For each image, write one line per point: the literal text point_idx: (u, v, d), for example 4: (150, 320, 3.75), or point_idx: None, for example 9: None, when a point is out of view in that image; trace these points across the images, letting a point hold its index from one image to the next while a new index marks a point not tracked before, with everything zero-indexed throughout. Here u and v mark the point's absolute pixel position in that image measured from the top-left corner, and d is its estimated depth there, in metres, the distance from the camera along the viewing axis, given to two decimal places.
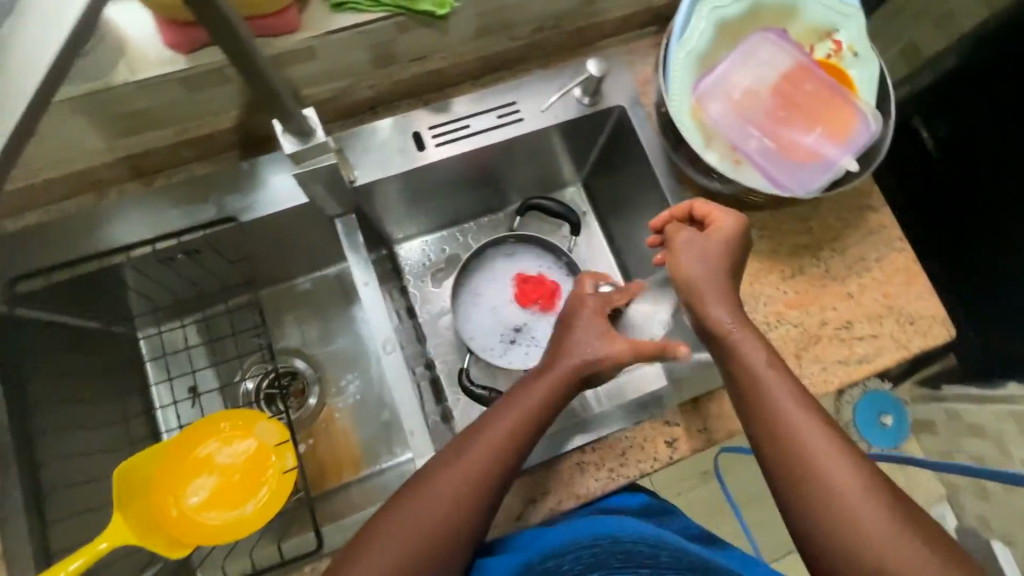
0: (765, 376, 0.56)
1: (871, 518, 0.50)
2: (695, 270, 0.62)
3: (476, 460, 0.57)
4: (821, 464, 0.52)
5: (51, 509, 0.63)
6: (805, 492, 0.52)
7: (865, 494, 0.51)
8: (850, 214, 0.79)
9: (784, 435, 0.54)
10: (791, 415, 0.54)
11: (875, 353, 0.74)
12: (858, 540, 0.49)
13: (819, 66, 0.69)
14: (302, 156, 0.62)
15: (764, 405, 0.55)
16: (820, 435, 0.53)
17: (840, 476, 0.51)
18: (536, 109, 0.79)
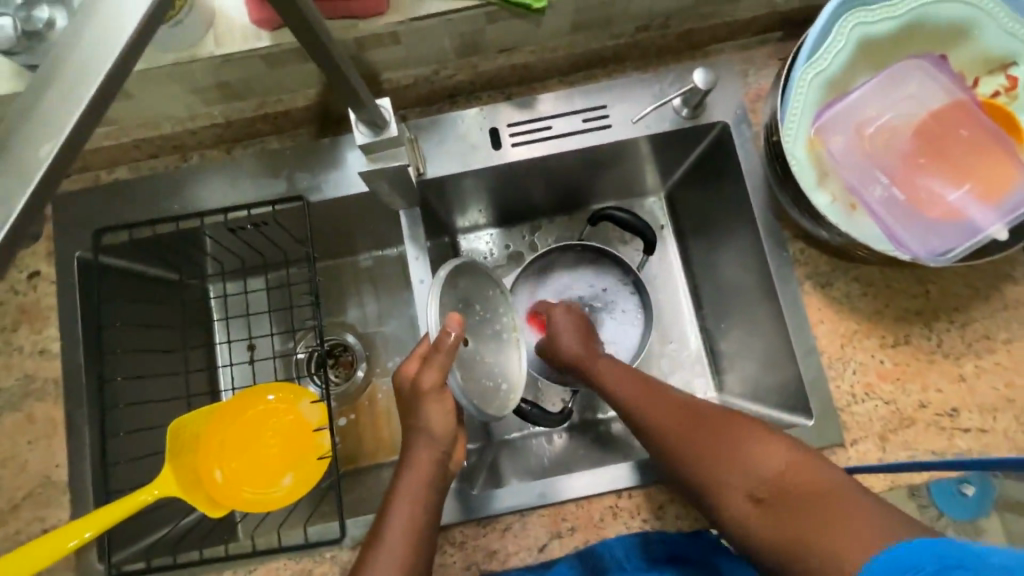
0: (630, 391, 0.64)
1: (758, 465, 0.53)
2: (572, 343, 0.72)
3: (403, 535, 0.54)
4: (695, 442, 0.57)
5: (115, 450, 0.68)
6: (695, 475, 0.56)
7: (743, 448, 0.54)
8: (983, 282, 0.67)
9: (656, 437, 0.59)
10: (653, 416, 0.61)
11: (981, 451, 0.64)
12: (766, 492, 0.51)
13: (982, 108, 0.58)
14: (373, 148, 0.60)
15: (637, 420, 0.62)
16: (673, 409, 0.60)
17: (707, 444, 0.56)
18: (626, 117, 0.71)
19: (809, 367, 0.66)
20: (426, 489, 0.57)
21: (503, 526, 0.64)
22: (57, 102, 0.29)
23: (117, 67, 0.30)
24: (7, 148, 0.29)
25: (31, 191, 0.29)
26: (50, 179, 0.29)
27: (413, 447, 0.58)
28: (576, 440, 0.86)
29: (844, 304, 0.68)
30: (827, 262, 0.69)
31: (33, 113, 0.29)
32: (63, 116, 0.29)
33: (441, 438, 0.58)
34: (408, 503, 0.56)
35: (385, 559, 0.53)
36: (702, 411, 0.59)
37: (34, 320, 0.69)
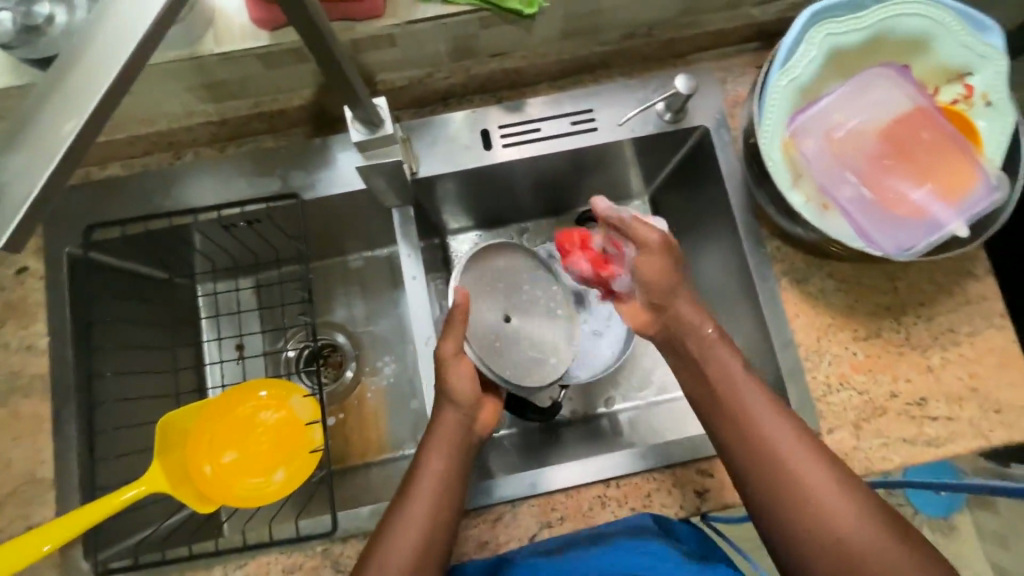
0: (749, 397, 0.57)
1: (859, 531, 0.50)
2: (671, 288, 0.64)
3: (427, 499, 0.57)
4: (812, 482, 0.52)
5: (102, 446, 0.68)
6: (792, 512, 0.52)
7: (851, 508, 0.51)
8: (946, 278, 0.71)
9: (769, 458, 0.54)
10: (774, 433, 0.55)
11: (947, 438, 0.67)
12: (856, 560, 0.49)
13: (943, 113, 0.62)
14: (368, 146, 0.62)
15: (752, 428, 0.56)
16: (809, 454, 0.54)
17: (821, 489, 0.52)
18: (613, 121, 0.74)
19: (787, 359, 0.69)
20: (448, 458, 0.60)
21: (494, 516, 0.66)
22: (80, 81, 0.29)
23: (139, 49, 0.29)
24: (32, 126, 0.29)
25: (53, 169, 0.28)
26: (71, 159, 0.29)
27: (438, 414, 0.62)
28: (563, 437, 0.88)
29: (819, 299, 0.71)
30: (803, 259, 0.72)
31: (58, 92, 0.29)
32: (85, 96, 0.29)
33: (464, 405, 0.62)
34: (432, 470, 0.59)
35: (408, 522, 0.56)
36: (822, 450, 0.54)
37: (21, 316, 0.69)
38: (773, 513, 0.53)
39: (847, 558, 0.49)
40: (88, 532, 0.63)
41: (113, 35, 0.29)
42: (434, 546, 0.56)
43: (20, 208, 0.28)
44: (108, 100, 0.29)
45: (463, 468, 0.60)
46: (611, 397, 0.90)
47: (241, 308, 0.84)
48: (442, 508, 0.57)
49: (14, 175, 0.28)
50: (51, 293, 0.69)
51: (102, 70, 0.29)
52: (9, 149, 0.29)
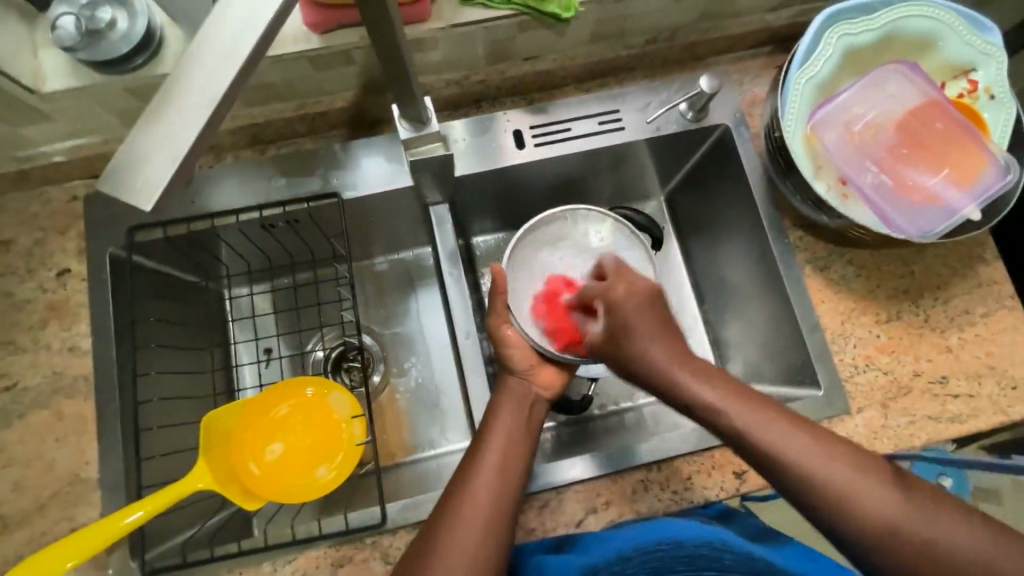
0: (747, 415, 0.54)
1: (908, 520, 0.47)
2: (638, 342, 0.60)
3: (499, 444, 0.60)
4: (809, 467, 0.50)
5: (146, 446, 0.68)
6: (837, 523, 0.49)
7: (886, 498, 0.48)
8: (959, 263, 0.75)
9: (789, 477, 0.51)
10: (781, 450, 0.52)
11: (970, 414, 0.70)
12: (854, 515, 0.49)
13: (952, 105, 0.66)
14: (413, 142, 0.65)
15: (762, 451, 0.52)
16: (773, 428, 0.53)
17: (852, 490, 0.49)
18: (639, 120, 0.78)
19: (815, 343, 0.72)
20: (515, 417, 0.64)
21: (541, 503, 0.67)
22: (218, 56, 0.31)
23: (270, 27, 0.31)
24: (171, 98, 0.30)
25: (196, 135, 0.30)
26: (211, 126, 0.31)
27: (502, 381, 0.69)
28: (591, 432, 0.89)
29: (840, 285, 0.74)
30: (824, 248, 0.76)
31: (196, 65, 0.31)
32: (225, 69, 0.31)
33: (523, 368, 0.69)
34: (502, 423, 0.63)
35: (482, 469, 0.58)
36: (830, 446, 0.52)
37: (63, 317, 0.69)
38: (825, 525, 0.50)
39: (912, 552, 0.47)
40: (135, 531, 0.62)
41: (244, 16, 0.31)
42: (506, 491, 0.57)
43: (163, 176, 0.30)
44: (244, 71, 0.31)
45: (530, 426, 0.65)
46: (636, 392, 0.92)
47: (273, 310, 0.84)
48: (513, 455, 0.60)
49: (158, 145, 0.30)
50: (94, 294, 0.69)
51: (236, 44, 0.31)
52: (151, 120, 0.30)
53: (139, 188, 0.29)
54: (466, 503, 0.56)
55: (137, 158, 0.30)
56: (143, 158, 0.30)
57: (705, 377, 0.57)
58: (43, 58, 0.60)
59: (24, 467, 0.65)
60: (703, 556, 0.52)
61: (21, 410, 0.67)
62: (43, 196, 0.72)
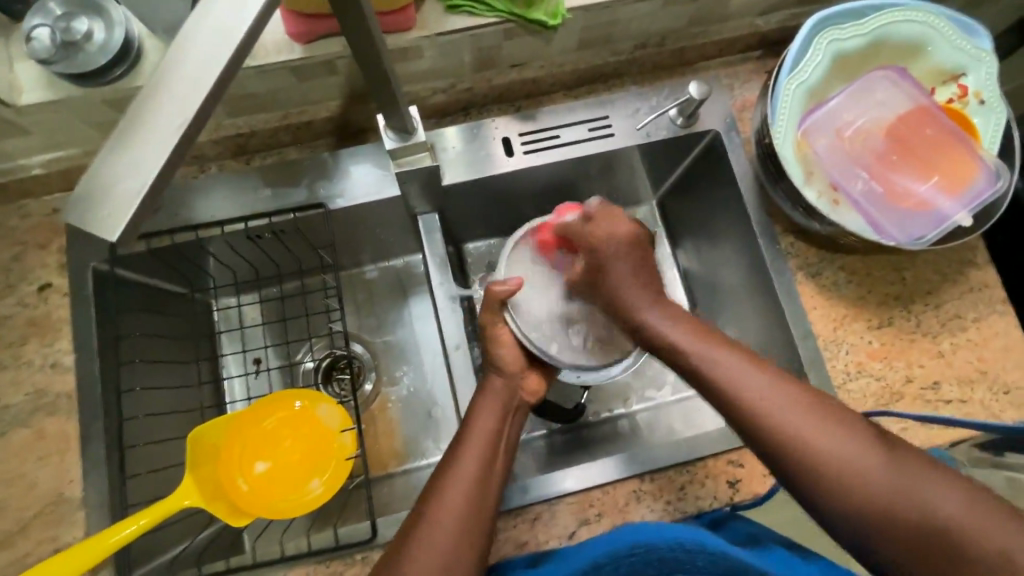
0: (710, 355, 0.56)
1: (844, 449, 0.49)
2: (622, 280, 0.62)
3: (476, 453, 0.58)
4: (773, 411, 0.51)
5: (131, 464, 0.67)
6: (782, 450, 0.50)
7: (842, 437, 0.49)
8: (950, 268, 0.75)
9: (751, 415, 0.52)
10: (742, 386, 0.53)
11: (962, 419, 0.70)
12: (819, 465, 0.49)
13: (942, 110, 0.66)
14: (399, 152, 0.64)
15: (722, 384, 0.54)
16: (740, 370, 0.54)
17: (805, 428, 0.50)
18: (629, 127, 0.77)
19: (807, 350, 0.72)
20: (498, 420, 0.62)
21: (533, 515, 0.66)
22: (187, 82, 0.30)
23: (240, 51, 0.31)
24: (137, 125, 0.30)
25: (162, 163, 0.29)
26: (179, 153, 0.30)
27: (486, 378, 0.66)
28: (585, 439, 0.88)
29: (833, 292, 0.74)
30: (815, 253, 0.75)
31: (163, 92, 0.30)
32: (193, 96, 0.30)
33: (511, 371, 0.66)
34: (483, 422, 0.61)
35: (460, 476, 0.56)
36: (794, 389, 0.53)
37: (45, 333, 0.68)
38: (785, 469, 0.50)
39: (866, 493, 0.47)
40: (120, 550, 0.61)
41: (213, 41, 0.31)
42: (486, 501, 0.56)
43: (129, 208, 0.29)
44: (214, 97, 0.30)
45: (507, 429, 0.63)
46: (628, 398, 0.91)
47: (262, 321, 0.83)
48: (490, 463, 0.58)
49: (125, 173, 0.29)
50: (75, 309, 0.68)
51: (204, 68, 0.30)
52: (117, 147, 0.30)
53: (106, 219, 0.29)
54: (445, 507, 0.54)
55: (103, 190, 0.29)
56: (108, 187, 0.29)
57: (667, 314, 0.60)
58: (17, 69, 0.59)
59: (6, 487, 0.64)
60: (674, 559, 0.52)
61: (1, 429, 0.66)
62: (23, 209, 0.71)
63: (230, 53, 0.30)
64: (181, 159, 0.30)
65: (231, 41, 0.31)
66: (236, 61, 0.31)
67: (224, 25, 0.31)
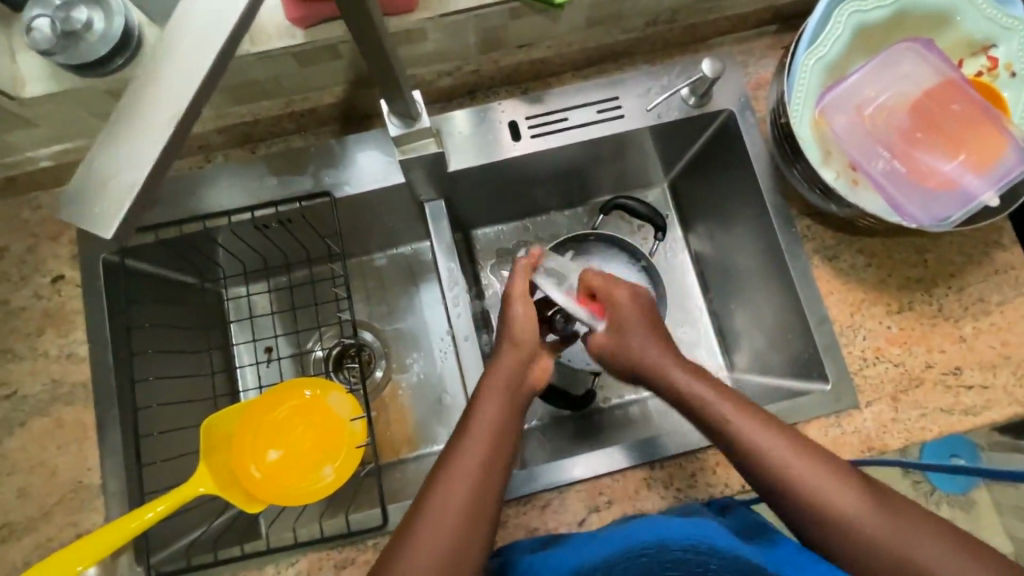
0: (748, 428, 0.58)
1: (865, 516, 0.54)
2: (639, 343, 0.65)
3: (483, 436, 0.56)
4: (800, 479, 0.55)
5: (147, 452, 0.68)
6: (811, 517, 0.55)
7: (862, 504, 0.54)
8: (975, 250, 0.72)
9: (781, 484, 0.56)
10: (774, 458, 0.56)
11: (984, 405, 0.68)
12: (845, 531, 0.54)
13: (971, 85, 0.63)
14: (404, 139, 0.63)
15: (756, 453, 0.57)
16: (768, 436, 0.57)
17: (832, 498, 0.54)
18: (640, 108, 0.75)
19: (823, 335, 0.70)
20: (505, 399, 0.59)
21: (543, 502, 0.66)
22: (178, 72, 0.29)
23: (232, 38, 0.30)
24: (131, 120, 0.29)
25: (156, 157, 0.29)
26: (173, 146, 0.29)
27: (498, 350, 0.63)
28: (596, 427, 0.88)
29: (850, 276, 0.72)
30: (832, 235, 0.73)
31: (154, 84, 0.29)
32: (184, 88, 0.29)
33: (524, 344, 0.63)
34: (491, 401, 0.59)
35: (466, 460, 0.55)
36: (817, 455, 0.57)
37: (60, 324, 0.69)
38: (809, 532, 0.55)
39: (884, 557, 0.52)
40: (139, 535, 0.63)
41: (202, 27, 0.29)
42: (494, 480, 0.54)
43: (124, 204, 0.28)
44: (206, 87, 0.30)
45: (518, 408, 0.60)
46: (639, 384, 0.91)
47: (272, 310, 0.84)
48: (500, 443, 0.56)
49: (118, 169, 0.29)
50: (87, 301, 0.69)
51: (194, 56, 0.29)
52: (109, 140, 0.29)
53: (100, 215, 0.28)
54: (450, 489, 0.53)
55: (98, 185, 0.29)
56: (102, 184, 0.29)
57: (702, 378, 0.62)
58: (21, 61, 0.59)
59: (28, 475, 0.66)
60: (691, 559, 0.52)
61: (21, 418, 0.67)
62: (35, 202, 0.71)
63: (221, 41, 0.29)
64: (174, 153, 0.30)
65: (220, 27, 0.29)
66: (228, 49, 0.30)
67: (212, 7, 0.29)
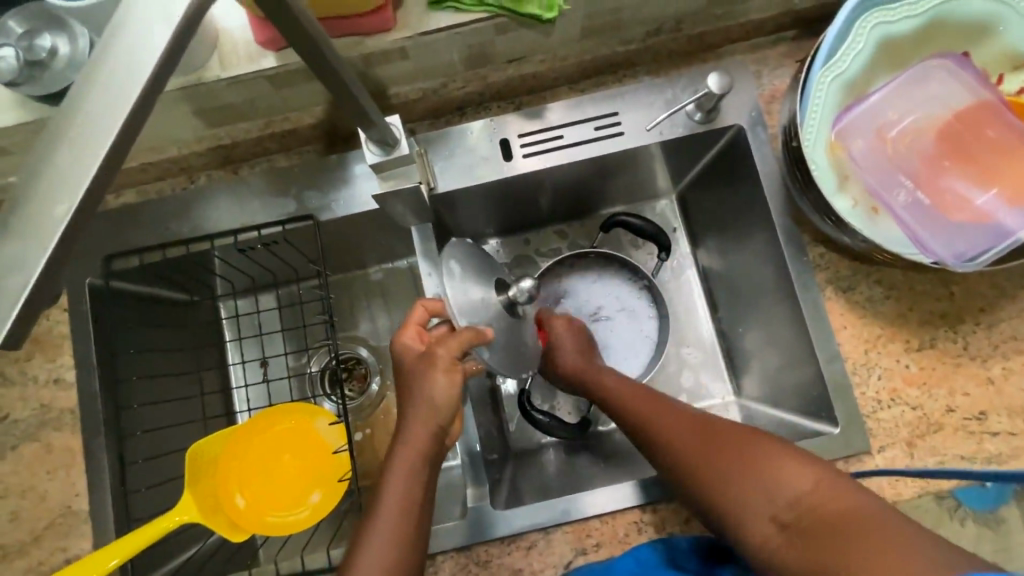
0: (611, 383, 0.65)
1: (719, 454, 0.54)
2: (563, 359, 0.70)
3: (398, 490, 0.52)
4: (652, 431, 0.59)
5: (134, 478, 0.68)
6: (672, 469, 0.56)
7: (708, 443, 0.55)
8: (1008, 282, 0.66)
9: (646, 441, 0.59)
10: (634, 400, 0.62)
11: (1011, 455, 0.62)
12: (702, 476, 0.54)
13: (1009, 107, 0.56)
14: (383, 166, 0.59)
15: (622, 414, 0.62)
16: (625, 390, 0.63)
17: (679, 432, 0.57)
18: (641, 124, 0.70)
19: (834, 374, 0.65)
20: (426, 445, 0.54)
21: (527, 543, 0.64)
22: (74, 155, 0.26)
23: (138, 112, 0.27)
24: (22, 211, 0.26)
25: (47, 257, 0.26)
26: (68, 243, 0.26)
27: (414, 390, 0.55)
28: (595, 454, 0.83)
29: (867, 309, 0.66)
30: (848, 264, 0.67)
31: (49, 172, 0.26)
32: (77, 178, 0.26)
33: (442, 409, 0.54)
34: (406, 449, 0.53)
35: (381, 517, 0.51)
36: (674, 402, 0.61)
37: (48, 349, 0.69)
38: (678, 485, 0.56)
39: (737, 487, 0.52)
40: (124, 564, 0.63)
41: (103, 103, 0.26)
42: (413, 545, 0.51)
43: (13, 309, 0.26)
44: (109, 171, 0.26)
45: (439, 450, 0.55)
46: None
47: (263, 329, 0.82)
48: (417, 493, 0.53)
49: (10, 268, 0.26)
50: (73, 327, 0.69)
51: (91, 137, 0.26)
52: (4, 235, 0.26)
53: None
54: (369, 551, 0.50)
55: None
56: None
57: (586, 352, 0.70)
58: None
59: (19, 499, 0.66)
60: None
61: (12, 442, 0.67)
62: None
63: (121, 119, 0.26)
64: (76, 244, 0.27)
65: (121, 103, 0.26)
66: (131, 127, 0.26)
67: (117, 81, 0.26)
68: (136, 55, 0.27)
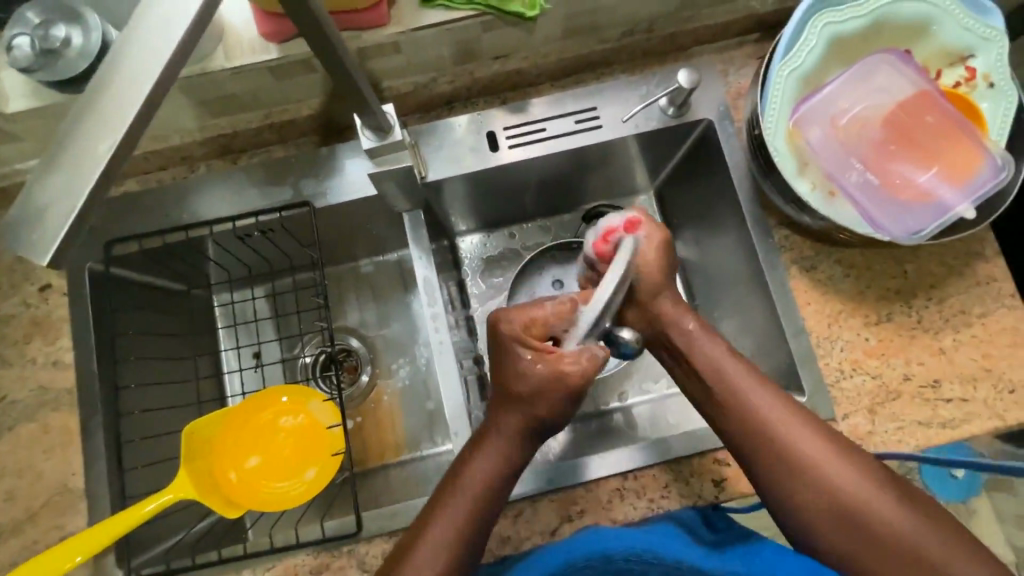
0: (740, 380, 0.60)
1: (820, 456, 0.56)
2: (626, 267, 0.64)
3: (480, 469, 0.59)
4: (771, 421, 0.58)
5: (130, 457, 0.70)
6: (771, 454, 0.57)
7: (817, 442, 0.56)
8: (956, 261, 0.71)
9: (752, 423, 0.58)
10: (746, 386, 0.60)
11: (963, 419, 0.67)
12: (808, 465, 0.55)
13: (945, 96, 0.62)
14: (378, 151, 0.63)
15: (735, 393, 0.60)
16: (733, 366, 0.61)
17: (794, 428, 0.57)
18: (618, 117, 0.75)
19: (799, 346, 0.70)
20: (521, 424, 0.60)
21: (515, 511, 0.67)
22: (114, 103, 0.30)
23: (170, 68, 0.31)
24: (66, 152, 0.30)
25: (90, 188, 0.29)
26: (108, 175, 0.30)
27: (512, 372, 0.60)
28: (579, 437, 0.86)
29: (829, 286, 0.72)
30: (811, 246, 0.73)
31: (88, 119, 0.30)
32: (118, 122, 0.30)
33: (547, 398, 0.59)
34: (497, 435, 0.60)
35: (460, 492, 0.58)
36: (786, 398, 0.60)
37: (47, 332, 0.71)
38: (768, 470, 0.57)
39: (832, 487, 0.54)
40: (120, 538, 0.65)
41: (136, 62, 0.30)
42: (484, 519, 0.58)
43: (58, 237, 0.29)
44: (143, 117, 0.30)
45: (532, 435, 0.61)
46: (625, 391, 0.89)
47: (257, 316, 0.85)
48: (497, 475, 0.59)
49: (57, 197, 0.30)
50: (72, 309, 0.71)
51: (129, 86, 0.30)
52: (48, 168, 0.30)
53: (37, 240, 0.29)
54: (444, 519, 0.57)
55: (34, 215, 0.30)
56: (42, 213, 0.30)
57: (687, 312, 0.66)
58: (3, 76, 0.61)
59: (14, 479, 0.67)
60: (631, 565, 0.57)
61: (8, 423, 0.69)
62: None
63: (156, 73, 0.30)
64: (113, 178, 0.30)
65: (156, 60, 0.30)
66: (163, 82, 0.30)
67: (154, 41, 0.30)
68: (167, 19, 0.30)
